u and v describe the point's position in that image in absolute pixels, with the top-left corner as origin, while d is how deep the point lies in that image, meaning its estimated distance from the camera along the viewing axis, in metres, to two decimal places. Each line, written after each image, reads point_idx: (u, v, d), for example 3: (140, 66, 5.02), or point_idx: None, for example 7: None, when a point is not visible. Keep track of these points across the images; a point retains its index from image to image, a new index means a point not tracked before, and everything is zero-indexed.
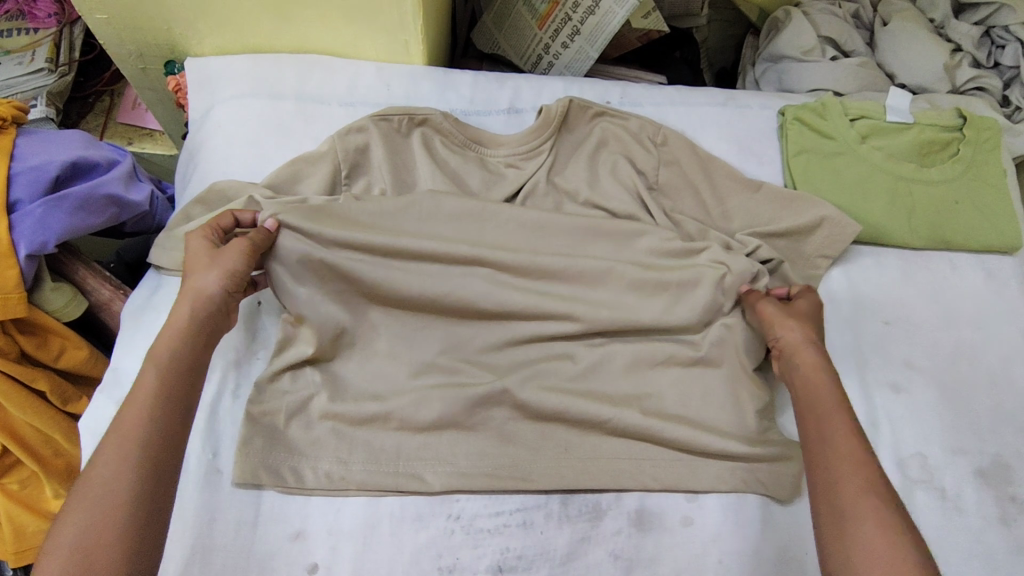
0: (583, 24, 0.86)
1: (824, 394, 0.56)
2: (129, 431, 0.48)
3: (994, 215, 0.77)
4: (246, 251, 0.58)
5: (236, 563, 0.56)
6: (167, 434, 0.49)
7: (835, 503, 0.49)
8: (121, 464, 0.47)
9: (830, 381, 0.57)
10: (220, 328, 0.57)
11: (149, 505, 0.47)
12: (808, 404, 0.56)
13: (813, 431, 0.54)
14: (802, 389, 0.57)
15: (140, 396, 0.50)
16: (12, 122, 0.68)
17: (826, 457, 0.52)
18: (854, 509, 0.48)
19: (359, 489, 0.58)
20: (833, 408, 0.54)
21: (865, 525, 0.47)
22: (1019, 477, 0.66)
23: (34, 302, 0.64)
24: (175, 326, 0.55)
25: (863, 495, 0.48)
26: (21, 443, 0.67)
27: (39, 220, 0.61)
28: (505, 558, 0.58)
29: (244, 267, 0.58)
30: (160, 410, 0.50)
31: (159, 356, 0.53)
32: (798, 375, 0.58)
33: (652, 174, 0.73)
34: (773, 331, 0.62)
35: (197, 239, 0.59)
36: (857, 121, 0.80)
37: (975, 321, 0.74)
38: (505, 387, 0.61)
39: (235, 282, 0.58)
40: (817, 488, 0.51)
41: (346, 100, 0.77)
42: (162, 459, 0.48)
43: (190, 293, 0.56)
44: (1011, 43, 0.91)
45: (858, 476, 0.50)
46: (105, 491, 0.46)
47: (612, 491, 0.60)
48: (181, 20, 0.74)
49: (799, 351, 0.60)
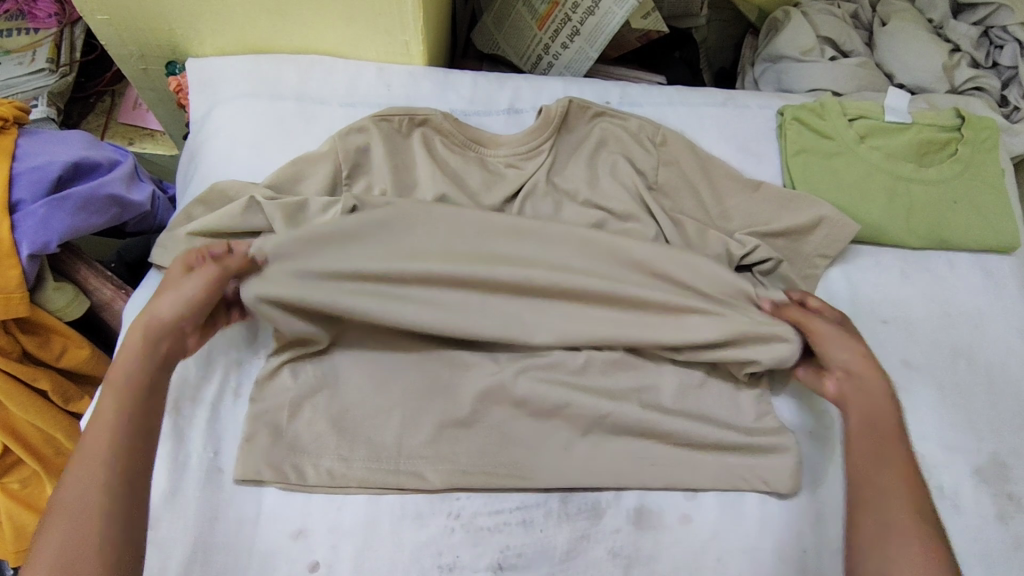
0: (583, 24, 0.86)
1: (887, 416, 0.59)
2: (96, 452, 0.49)
3: (993, 215, 0.77)
4: (212, 276, 0.59)
5: (238, 559, 0.56)
6: (135, 453, 0.50)
7: (885, 517, 0.52)
8: (92, 483, 0.48)
9: (893, 410, 0.59)
10: (174, 351, 0.57)
11: (123, 521, 0.47)
12: (871, 421, 0.59)
13: (867, 444, 0.57)
14: (862, 408, 0.60)
15: (104, 419, 0.51)
16: (15, 122, 0.68)
17: (878, 477, 0.55)
18: (903, 526, 0.51)
19: (360, 487, 0.58)
20: (892, 432, 0.58)
21: (910, 545, 0.50)
22: (1017, 475, 0.66)
23: (37, 301, 0.65)
24: (132, 349, 0.55)
25: (912, 519, 0.52)
26: (22, 441, 0.68)
27: (41, 221, 0.61)
28: (505, 557, 0.58)
29: (206, 293, 0.58)
30: (124, 430, 0.51)
31: (121, 378, 0.53)
32: (865, 397, 0.60)
33: (651, 174, 0.74)
34: (841, 353, 0.62)
35: (176, 265, 0.60)
36: (856, 121, 0.80)
37: (974, 320, 0.74)
38: (505, 384, 0.61)
39: (191, 311, 0.57)
40: (863, 503, 0.54)
41: (347, 100, 0.77)
42: (133, 479, 0.49)
43: (142, 321, 0.56)
44: (1010, 43, 0.91)
45: (906, 502, 0.53)
46: (78, 508, 0.47)
47: (612, 489, 0.61)
48: (184, 21, 0.75)
49: (870, 376, 0.61)
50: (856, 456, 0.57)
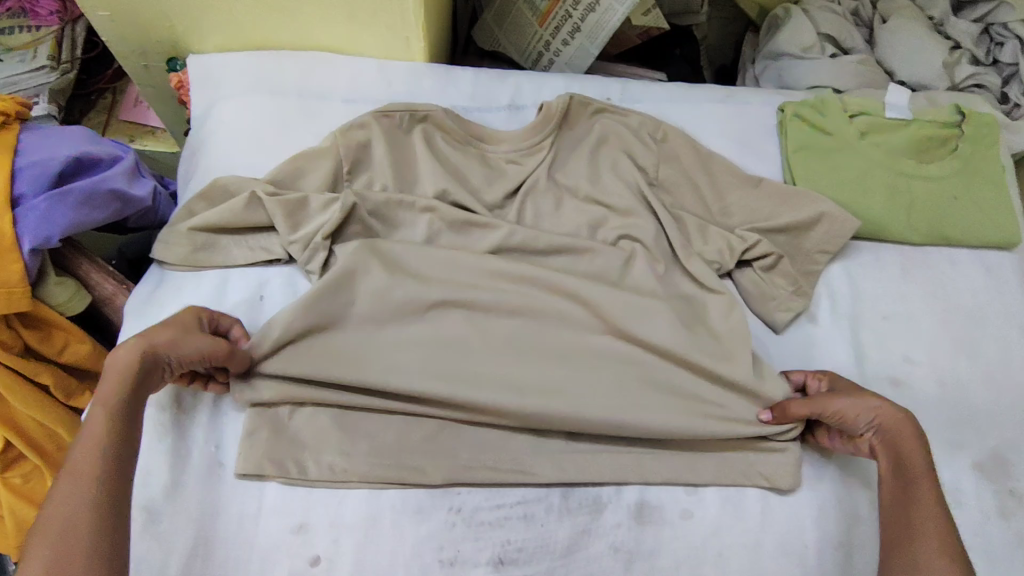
0: (584, 21, 0.86)
1: (914, 454, 0.55)
2: (83, 470, 0.47)
3: (994, 211, 0.77)
4: (214, 348, 0.56)
5: (240, 553, 0.56)
6: (122, 470, 0.48)
7: (911, 558, 0.50)
8: (77, 503, 0.45)
9: (921, 445, 0.56)
10: (154, 385, 0.54)
11: (107, 542, 0.45)
12: (897, 460, 0.56)
13: (895, 487, 0.55)
14: (889, 449, 0.57)
15: (90, 437, 0.49)
16: (17, 117, 0.68)
17: (907, 511, 0.53)
18: (930, 566, 0.49)
19: (361, 481, 0.58)
20: (921, 470, 0.54)
21: None
22: (1018, 471, 0.66)
23: (38, 295, 0.64)
24: (119, 367, 0.52)
25: (942, 557, 0.49)
26: (24, 437, 0.68)
27: (43, 216, 0.61)
28: (507, 551, 0.58)
29: (201, 358, 0.56)
30: (110, 449, 0.48)
31: (108, 395, 0.51)
32: (895, 452, 0.56)
33: (652, 170, 0.74)
34: (862, 417, 0.58)
35: (187, 312, 0.59)
36: (857, 117, 0.80)
37: (975, 316, 0.74)
38: (505, 380, 0.61)
39: (185, 359, 0.55)
40: (895, 539, 0.52)
41: (348, 96, 0.77)
42: (118, 498, 0.47)
43: (136, 343, 0.53)
44: (1010, 40, 0.91)
45: (937, 535, 0.50)
46: (62, 530, 0.44)
47: (613, 484, 0.61)
48: (186, 18, 0.75)
49: (896, 426, 0.57)
50: (888, 501, 0.55)
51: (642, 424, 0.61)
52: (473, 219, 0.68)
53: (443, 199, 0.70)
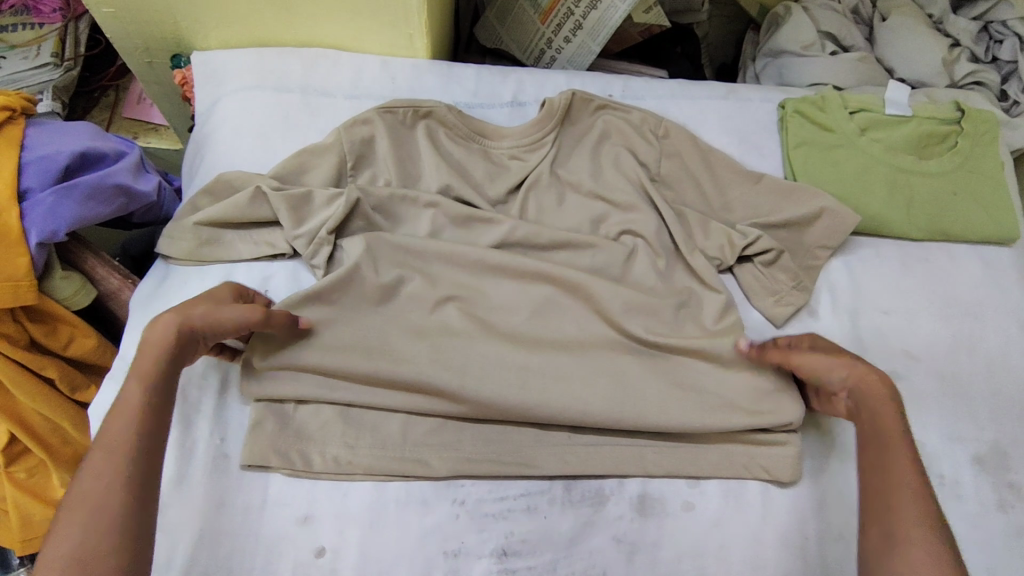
0: (586, 19, 0.86)
1: (890, 422, 0.55)
2: (118, 442, 0.48)
3: (993, 207, 0.78)
4: (250, 317, 0.56)
5: (245, 544, 0.56)
6: (155, 445, 0.50)
7: (888, 524, 0.50)
8: (111, 474, 0.47)
9: (897, 416, 0.56)
10: (190, 357, 0.55)
11: (138, 516, 0.46)
12: (872, 428, 0.56)
13: (871, 456, 0.55)
14: (865, 417, 0.57)
15: (126, 409, 0.50)
16: (22, 113, 0.69)
17: (884, 481, 0.53)
18: (906, 532, 0.49)
19: (366, 473, 0.59)
20: (897, 438, 0.54)
21: (914, 549, 0.48)
22: (1017, 464, 0.67)
23: (44, 289, 0.65)
24: (160, 338, 0.53)
25: (918, 523, 0.49)
26: (30, 431, 0.68)
27: (49, 209, 0.62)
28: (510, 542, 0.59)
29: (238, 328, 0.56)
30: (145, 427, 0.50)
31: (146, 367, 0.52)
32: (866, 409, 0.57)
33: (654, 165, 0.74)
34: (834, 374, 0.59)
35: (224, 289, 0.60)
36: (857, 114, 0.81)
37: (974, 311, 0.75)
38: (508, 373, 0.62)
39: (219, 330, 0.56)
40: (872, 509, 0.52)
41: (352, 93, 0.78)
42: (151, 472, 0.49)
43: (174, 319, 0.54)
44: (1009, 37, 0.92)
45: (914, 506, 0.50)
46: (96, 501, 0.46)
47: (615, 476, 0.61)
48: (189, 14, 0.75)
49: (869, 385, 0.58)
50: (864, 468, 0.55)
51: (644, 417, 0.61)
52: (476, 213, 0.68)
53: (447, 193, 0.70)
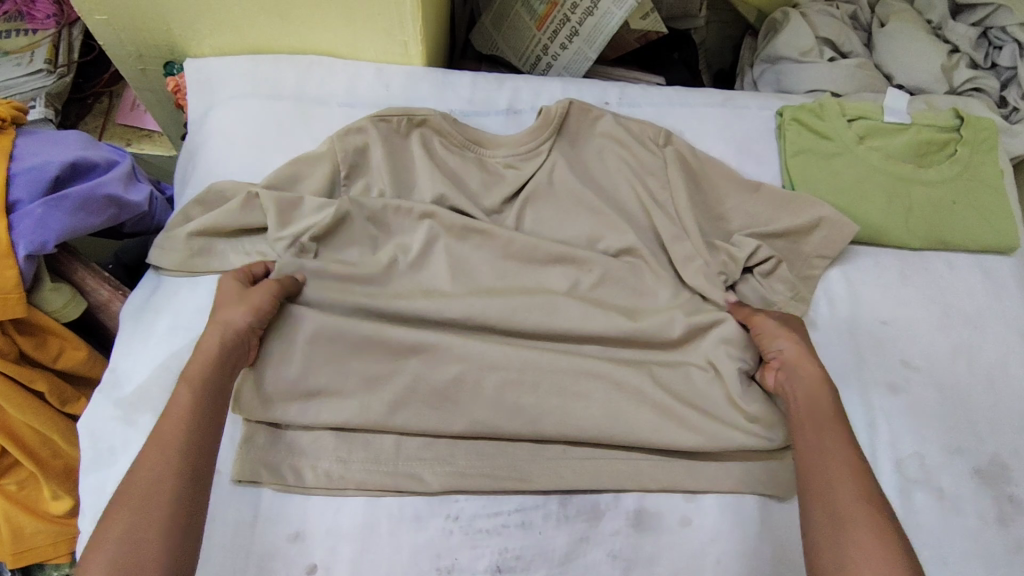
0: (582, 25, 0.86)
1: (826, 404, 0.58)
2: (170, 436, 0.51)
3: (993, 216, 0.77)
4: (274, 291, 0.60)
5: (235, 562, 0.56)
6: (203, 442, 0.52)
7: (830, 502, 0.51)
8: (163, 465, 0.49)
9: (828, 394, 0.58)
10: (241, 359, 0.58)
11: (186, 509, 0.48)
12: (807, 410, 0.58)
13: (809, 436, 0.56)
14: (800, 395, 0.59)
15: (176, 408, 0.52)
16: (12, 121, 0.68)
17: (823, 463, 0.54)
18: (849, 510, 0.50)
19: (358, 489, 0.58)
20: (831, 419, 0.56)
21: (861, 526, 0.49)
22: (1018, 477, 0.66)
23: (33, 301, 0.64)
24: (206, 349, 0.56)
25: (858, 501, 0.51)
26: (20, 444, 0.68)
27: (38, 221, 0.61)
28: (504, 559, 0.58)
29: (271, 305, 0.59)
30: (196, 422, 0.52)
31: (192, 373, 0.54)
32: (800, 387, 0.60)
33: (652, 173, 0.73)
34: (775, 342, 0.63)
35: (227, 282, 0.61)
36: (856, 121, 0.80)
37: (974, 321, 0.74)
38: (500, 386, 0.61)
39: (262, 318, 0.59)
40: (812, 489, 0.53)
41: (346, 101, 0.77)
42: (198, 467, 0.50)
43: (217, 329, 0.57)
44: (1008, 43, 0.91)
45: (853, 484, 0.52)
46: (151, 489, 0.48)
47: (611, 491, 0.61)
48: (182, 21, 0.74)
49: (803, 363, 0.61)
50: (800, 444, 0.56)
51: (637, 431, 0.61)
52: (472, 224, 0.68)
53: (441, 204, 0.69)
